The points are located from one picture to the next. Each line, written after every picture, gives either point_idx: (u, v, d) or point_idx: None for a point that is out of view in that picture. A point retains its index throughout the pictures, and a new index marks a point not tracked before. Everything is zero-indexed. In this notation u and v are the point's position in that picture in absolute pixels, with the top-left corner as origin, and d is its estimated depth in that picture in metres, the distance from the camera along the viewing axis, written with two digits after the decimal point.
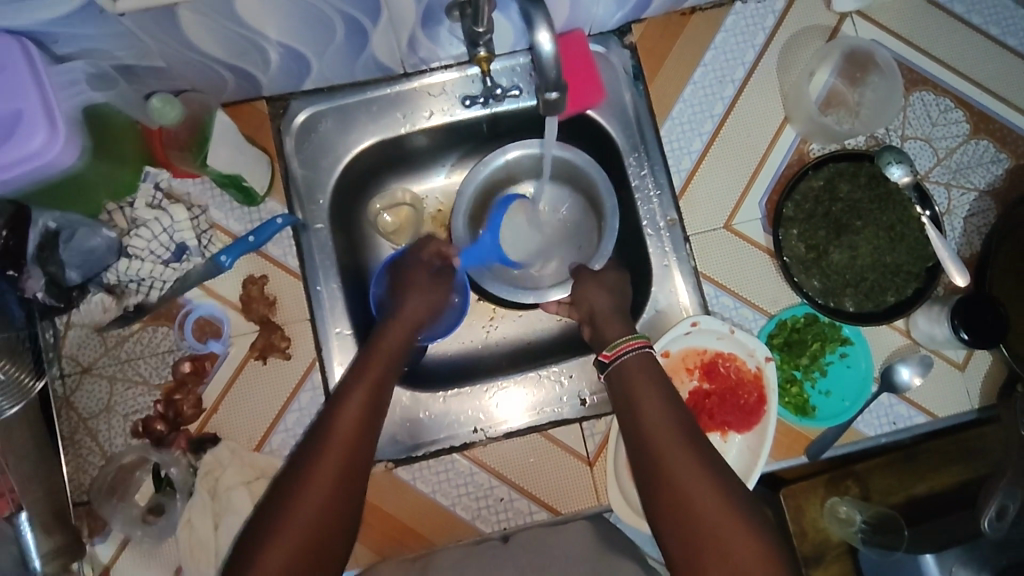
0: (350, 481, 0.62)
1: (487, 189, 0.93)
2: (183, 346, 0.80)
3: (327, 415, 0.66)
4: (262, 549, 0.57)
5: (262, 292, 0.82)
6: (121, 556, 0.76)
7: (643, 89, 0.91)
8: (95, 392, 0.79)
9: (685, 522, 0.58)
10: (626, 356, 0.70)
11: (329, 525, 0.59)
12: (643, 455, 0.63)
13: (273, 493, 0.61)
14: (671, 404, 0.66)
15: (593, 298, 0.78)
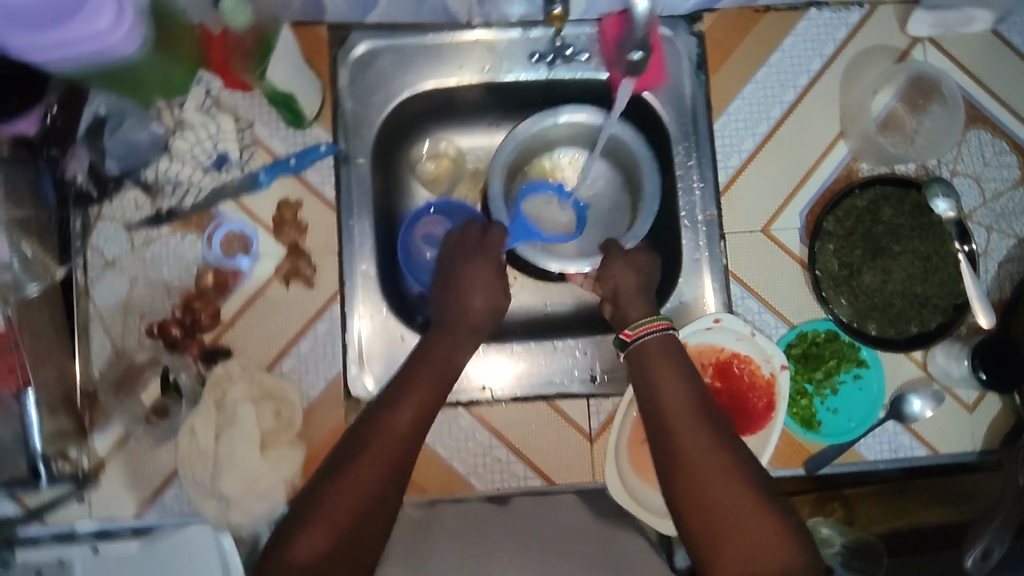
0: (395, 479, 0.66)
1: (529, 151, 0.91)
2: (209, 257, 0.80)
3: (379, 413, 0.70)
4: (303, 530, 0.61)
5: (295, 217, 0.82)
6: (118, 453, 0.76)
7: (704, 80, 0.90)
8: (114, 287, 0.78)
9: (705, 506, 0.62)
10: (647, 338, 0.72)
11: (370, 516, 0.63)
12: (664, 441, 0.66)
13: (320, 479, 0.66)
14: (689, 386, 0.69)
15: (622, 276, 0.79)
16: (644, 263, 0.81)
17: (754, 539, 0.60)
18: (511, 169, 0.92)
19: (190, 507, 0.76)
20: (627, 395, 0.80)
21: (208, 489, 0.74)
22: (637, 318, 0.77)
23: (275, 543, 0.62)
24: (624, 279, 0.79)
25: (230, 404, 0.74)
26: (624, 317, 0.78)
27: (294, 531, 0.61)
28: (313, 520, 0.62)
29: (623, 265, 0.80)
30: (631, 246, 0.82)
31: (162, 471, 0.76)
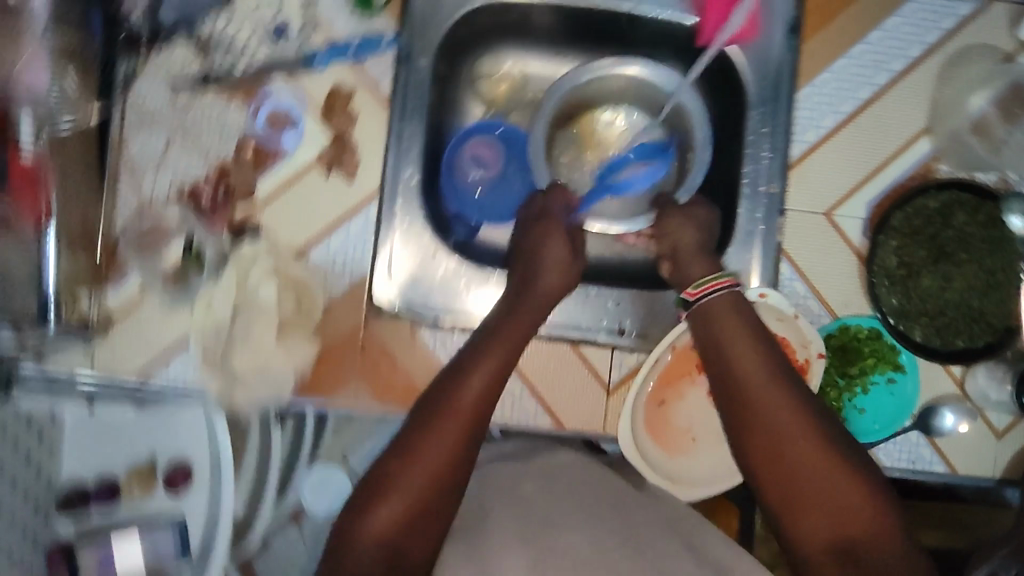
0: (468, 451, 0.65)
1: (590, 98, 0.88)
2: (251, 131, 0.76)
3: (452, 382, 0.69)
4: (378, 502, 0.62)
5: (347, 106, 0.78)
6: (131, 311, 0.74)
7: (796, 45, 0.83)
8: (149, 144, 0.75)
9: (784, 473, 0.64)
10: (711, 298, 0.72)
11: (446, 485, 0.64)
12: (741, 411, 0.67)
13: (392, 448, 0.66)
14: (763, 349, 0.68)
15: (679, 232, 0.78)
16: (703, 215, 0.80)
17: (837, 505, 0.62)
18: (566, 113, 0.89)
19: (195, 379, 0.75)
20: (654, 352, 0.77)
21: (218, 364, 0.74)
22: (700, 275, 0.76)
23: (351, 510, 0.63)
24: (682, 237, 0.78)
25: (253, 280, 0.74)
26: (684, 277, 0.77)
27: (369, 503, 0.62)
28: (389, 492, 0.63)
29: (683, 219, 0.79)
30: (685, 199, 0.82)
31: (172, 338, 0.75)
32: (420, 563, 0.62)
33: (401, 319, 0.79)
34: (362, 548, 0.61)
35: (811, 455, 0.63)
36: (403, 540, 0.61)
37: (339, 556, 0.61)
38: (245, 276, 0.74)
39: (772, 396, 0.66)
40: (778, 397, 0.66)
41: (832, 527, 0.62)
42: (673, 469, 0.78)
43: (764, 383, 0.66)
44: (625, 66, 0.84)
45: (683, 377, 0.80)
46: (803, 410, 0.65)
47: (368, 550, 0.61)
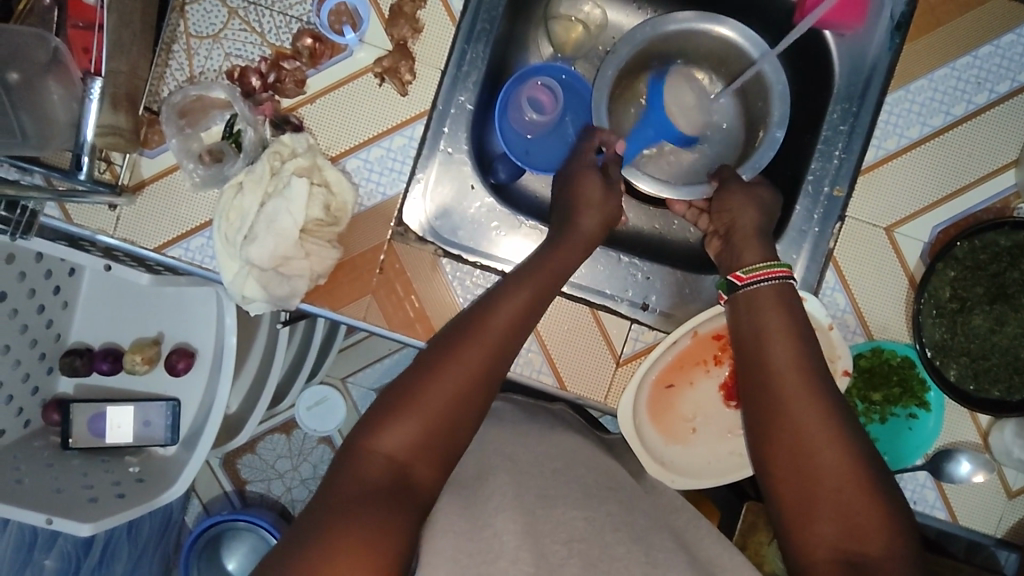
0: (487, 383, 0.62)
1: (659, 52, 0.87)
2: (314, 21, 0.74)
3: (479, 312, 0.66)
4: (393, 418, 0.58)
5: (414, 14, 0.74)
6: (161, 180, 0.73)
7: (898, 44, 0.77)
8: (210, 13, 0.73)
9: (803, 470, 0.59)
10: (761, 285, 0.69)
11: (460, 414, 0.60)
12: (767, 404, 0.63)
13: (410, 371, 0.62)
14: (800, 344, 0.65)
15: (739, 211, 0.75)
16: (765, 197, 0.77)
17: (860, 517, 0.55)
18: (635, 66, 0.87)
19: (213, 261, 0.74)
20: (673, 334, 0.74)
21: (235, 250, 0.71)
22: (751, 262, 0.73)
23: (364, 425, 0.58)
24: (741, 218, 0.75)
25: (286, 172, 0.71)
26: (735, 258, 0.75)
27: (385, 417, 0.58)
28: (406, 409, 0.58)
29: (745, 198, 0.76)
30: (748, 176, 0.79)
31: (198, 215, 0.74)
32: (428, 492, 0.57)
33: (424, 245, 0.77)
34: (374, 461, 0.56)
35: (828, 454, 0.58)
36: (415, 461, 0.57)
37: (348, 466, 0.55)
38: (280, 164, 0.71)
39: (802, 391, 0.62)
40: (806, 395, 0.62)
41: (841, 537, 0.55)
42: (665, 454, 0.76)
43: (793, 377, 0.63)
44: (714, 25, 0.80)
45: (697, 365, 0.77)
46: (831, 409, 0.61)
47: (378, 464, 0.55)
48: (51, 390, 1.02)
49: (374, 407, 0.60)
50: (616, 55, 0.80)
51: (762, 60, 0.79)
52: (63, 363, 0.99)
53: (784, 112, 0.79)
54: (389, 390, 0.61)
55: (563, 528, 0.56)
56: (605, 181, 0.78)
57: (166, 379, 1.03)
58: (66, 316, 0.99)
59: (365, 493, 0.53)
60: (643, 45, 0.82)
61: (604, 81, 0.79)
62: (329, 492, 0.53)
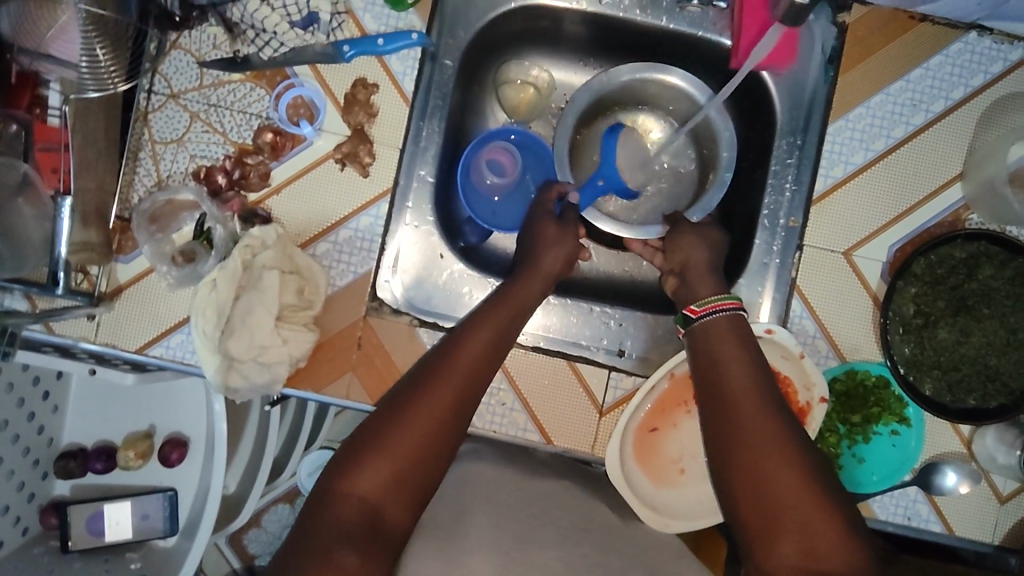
0: (458, 421, 0.63)
1: (612, 99, 0.90)
2: (273, 116, 0.77)
3: (447, 351, 0.67)
4: (365, 462, 0.58)
5: (369, 99, 0.78)
6: (136, 284, 0.75)
7: (833, 77, 0.81)
8: (172, 119, 0.76)
9: (761, 490, 0.59)
10: (714, 317, 0.71)
11: (433, 454, 0.60)
12: (727, 424, 0.63)
13: (382, 409, 0.62)
14: (754, 366, 0.66)
15: (691, 249, 0.78)
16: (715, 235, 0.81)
17: (819, 533, 0.57)
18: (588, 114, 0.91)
19: (194, 356, 0.76)
20: (650, 379, 0.75)
21: (214, 344, 0.73)
22: (706, 295, 0.75)
23: (337, 465, 0.59)
24: (695, 257, 0.78)
25: (258, 266, 0.73)
26: (691, 293, 0.76)
27: (357, 457, 0.59)
28: (379, 450, 0.59)
29: (696, 239, 0.79)
30: (698, 218, 0.82)
31: (176, 312, 0.75)
32: (401, 533, 0.58)
33: (399, 318, 0.79)
34: (347, 503, 0.57)
35: (787, 473, 0.59)
36: (389, 502, 0.58)
37: (321, 509, 0.57)
38: (250, 257, 0.73)
39: (759, 412, 0.63)
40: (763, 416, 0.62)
41: (799, 553, 0.56)
42: (657, 499, 0.76)
43: (756, 394, 0.64)
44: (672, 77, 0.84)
45: (678, 406, 0.78)
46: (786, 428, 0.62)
47: (351, 507, 0.57)
48: (47, 494, 1.01)
49: (347, 445, 0.61)
50: (570, 108, 0.83)
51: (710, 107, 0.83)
52: (58, 467, 1.00)
53: (732, 156, 0.82)
54: (361, 427, 0.62)
55: (540, 569, 0.59)
56: (559, 221, 0.81)
57: (161, 470, 1.04)
58: (56, 420, 1.00)
59: (338, 539, 0.55)
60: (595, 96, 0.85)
61: (564, 131, 0.82)
62: (301, 543, 0.55)
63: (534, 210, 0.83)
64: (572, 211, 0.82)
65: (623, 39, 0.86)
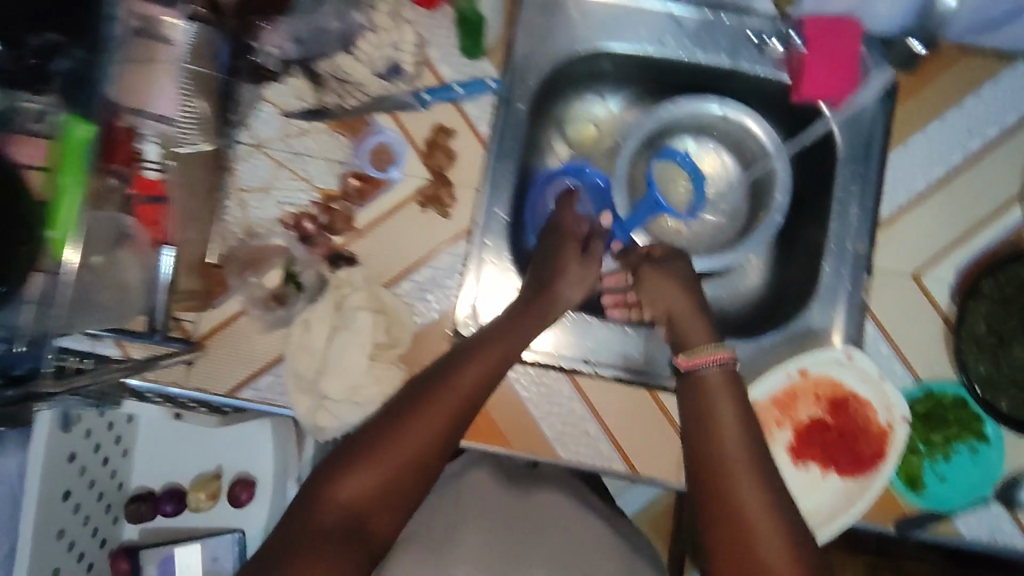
0: (446, 448, 0.63)
1: (670, 129, 0.91)
2: (355, 163, 0.80)
3: (447, 366, 0.66)
4: (351, 472, 0.60)
5: (447, 143, 0.81)
6: (227, 328, 0.76)
7: (890, 107, 0.82)
8: (258, 169, 0.79)
9: (739, 536, 0.58)
10: (707, 370, 0.67)
11: (416, 479, 0.61)
12: (711, 467, 0.61)
13: (375, 420, 0.63)
14: (743, 410, 0.65)
15: (671, 297, 0.76)
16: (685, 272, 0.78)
17: None
18: (648, 142, 0.92)
19: (284, 397, 0.77)
20: None
21: (307, 384, 0.75)
22: (697, 343, 0.71)
23: (327, 468, 0.61)
24: (674, 302, 0.75)
25: (350, 307, 0.75)
26: (681, 339, 0.72)
27: (347, 463, 0.60)
28: (367, 459, 0.60)
29: (667, 276, 0.78)
30: None
31: (265, 355, 0.77)
32: (380, 543, 0.60)
33: None
34: (331, 506, 0.59)
35: (764, 525, 0.58)
36: (373, 513, 0.60)
37: (307, 507, 0.59)
38: (341, 299, 0.76)
39: (748, 464, 0.61)
40: (753, 475, 0.61)
41: None
42: None
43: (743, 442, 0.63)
44: (747, 118, 0.86)
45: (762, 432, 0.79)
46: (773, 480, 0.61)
47: (334, 511, 0.59)
48: (117, 538, 1.02)
49: (338, 448, 0.62)
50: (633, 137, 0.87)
51: (776, 155, 0.85)
52: (130, 510, 1.01)
53: (785, 199, 0.84)
54: (355, 433, 0.63)
55: None
56: (582, 254, 0.81)
57: (229, 510, 1.04)
58: (126, 464, 1.01)
59: (323, 542, 0.57)
60: (657, 125, 0.88)
61: (627, 153, 0.85)
62: (285, 540, 0.58)
63: (552, 236, 0.82)
64: (598, 241, 0.83)
65: (683, 78, 0.89)
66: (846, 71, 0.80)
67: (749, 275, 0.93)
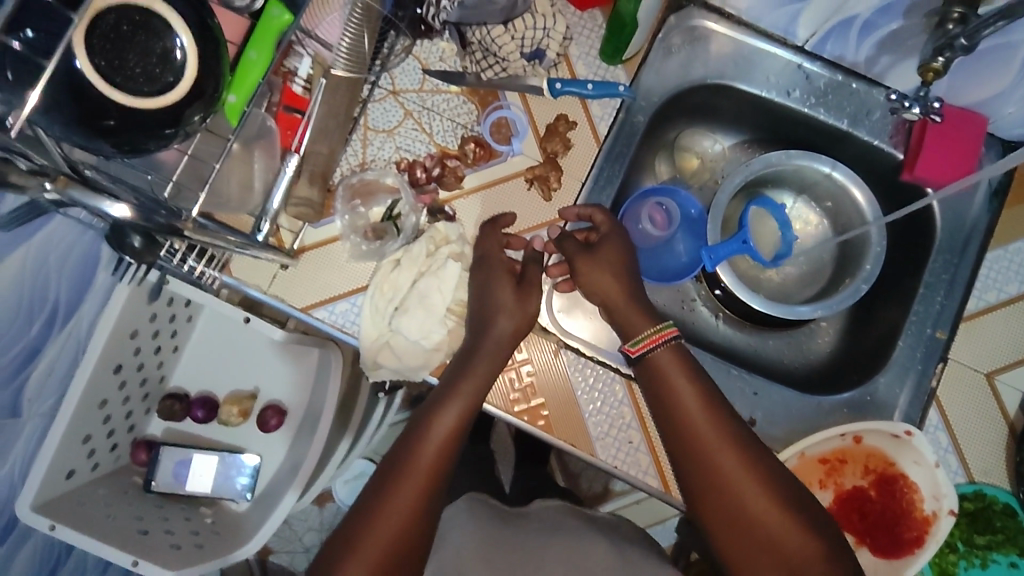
0: (426, 511, 0.69)
1: (775, 177, 0.93)
2: (477, 130, 0.84)
3: (407, 446, 0.71)
4: (344, 562, 0.66)
5: (566, 132, 0.84)
6: (321, 248, 0.80)
7: (996, 208, 0.84)
8: (388, 112, 0.83)
9: (732, 503, 0.68)
10: (655, 350, 0.73)
11: (406, 547, 0.67)
12: (692, 449, 0.70)
13: (356, 513, 0.69)
14: (698, 384, 0.72)
15: (606, 288, 0.76)
16: (616, 258, 0.78)
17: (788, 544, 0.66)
18: (750, 185, 0.95)
19: (353, 326, 0.80)
20: (781, 454, 0.77)
21: (382, 318, 0.79)
22: (639, 329, 0.75)
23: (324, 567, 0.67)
24: (609, 294, 0.76)
25: (441, 255, 0.80)
26: (623, 329, 0.76)
27: (339, 559, 0.66)
28: (356, 549, 0.66)
29: (604, 264, 0.77)
30: (825, 312, 0.83)
31: (351, 282, 0.80)
32: None
33: (548, 337, 0.82)
34: None
35: (745, 484, 0.68)
36: None
37: None
38: (434, 247, 0.80)
39: (717, 436, 0.70)
40: (726, 446, 0.69)
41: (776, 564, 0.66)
42: None
43: (704, 418, 0.71)
44: (852, 186, 0.87)
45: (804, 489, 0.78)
46: (740, 444, 0.70)
47: None
48: (141, 430, 1.04)
49: (332, 544, 0.68)
50: (736, 175, 0.88)
51: (871, 224, 0.85)
52: (163, 407, 1.03)
53: (874, 270, 0.84)
54: (340, 533, 0.68)
55: None
56: (518, 286, 0.76)
57: (255, 434, 1.07)
58: (173, 361, 1.03)
59: None
60: (763, 169, 0.89)
61: (730, 187, 0.88)
62: None
63: (480, 266, 0.78)
64: (534, 267, 0.78)
65: (800, 131, 0.92)
66: (960, 159, 0.82)
67: (817, 337, 0.94)
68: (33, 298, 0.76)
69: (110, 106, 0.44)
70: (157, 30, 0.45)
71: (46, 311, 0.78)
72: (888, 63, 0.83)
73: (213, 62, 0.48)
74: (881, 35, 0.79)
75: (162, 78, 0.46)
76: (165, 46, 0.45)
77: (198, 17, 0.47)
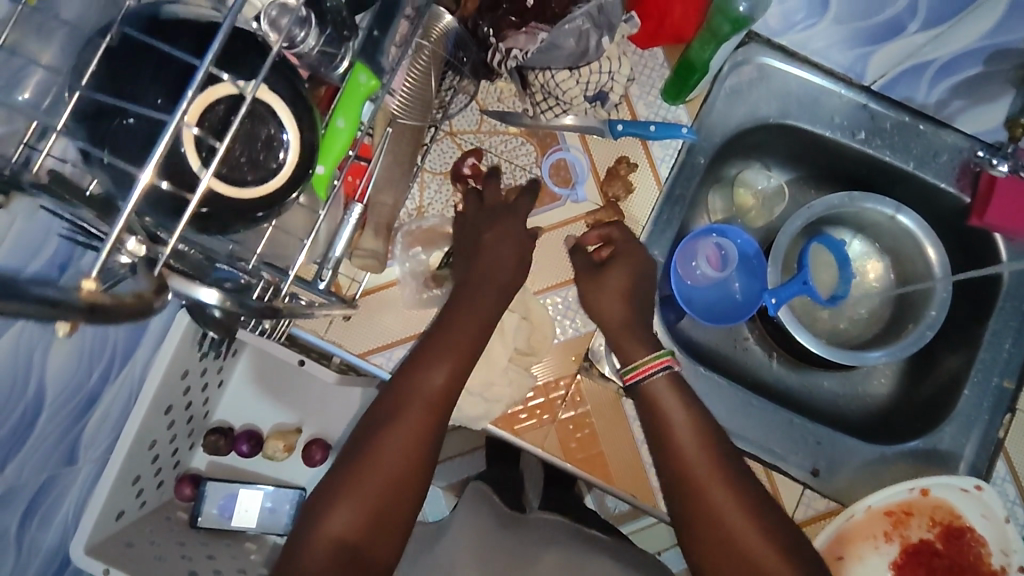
0: (424, 451, 0.66)
1: (836, 216, 0.92)
2: (536, 173, 0.82)
3: (399, 389, 0.68)
4: (334, 505, 0.63)
5: (626, 175, 0.82)
6: (377, 293, 0.79)
7: None
8: (445, 154, 0.81)
9: (705, 514, 0.67)
10: (650, 376, 0.73)
11: (395, 496, 0.64)
12: (669, 451, 0.70)
13: (347, 457, 0.66)
14: (680, 394, 0.73)
15: (606, 306, 0.76)
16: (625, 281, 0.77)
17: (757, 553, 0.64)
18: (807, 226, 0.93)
19: None
20: (850, 508, 0.76)
21: None
22: (640, 355, 0.75)
23: (311, 513, 0.63)
24: (610, 318, 0.76)
25: None
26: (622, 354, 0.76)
27: (328, 502, 0.63)
28: (345, 496, 0.63)
29: (607, 288, 0.77)
30: (886, 356, 0.81)
31: (408, 329, 0.79)
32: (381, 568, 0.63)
33: (608, 386, 0.81)
34: (318, 545, 0.61)
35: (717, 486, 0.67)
36: (362, 540, 0.62)
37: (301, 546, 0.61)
38: None
39: (697, 446, 0.70)
40: (702, 453, 0.69)
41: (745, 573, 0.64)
42: None
43: (683, 424, 0.71)
44: (918, 230, 0.85)
45: (869, 541, 0.77)
46: (716, 451, 0.70)
47: (324, 548, 0.61)
48: (186, 465, 1.03)
49: (319, 491, 0.65)
50: (796, 216, 0.86)
51: (938, 281, 0.83)
52: (208, 442, 1.02)
53: (940, 317, 0.83)
54: (327, 482, 0.65)
55: None
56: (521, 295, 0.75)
57: (300, 467, 1.07)
58: (217, 395, 1.02)
59: None
60: (824, 210, 0.87)
61: (791, 229, 0.86)
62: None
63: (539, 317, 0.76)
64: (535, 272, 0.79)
65: (859, 170, 0.90)
66: None
67: (874, 380, 0.93)
68: (93, 351, 0.74)
69: (209, 195, 0.43)
70: (261, 114, 0.44)
71: (105, 357, 0.76)
72: (958, 107, 0.82)
73: (312, 142, 0.47)
74: (957, 79, 0.81)
75: (266, 164, 0.45)
76: (270, 132, 0.45)
77: (294, 92, 0.46)
